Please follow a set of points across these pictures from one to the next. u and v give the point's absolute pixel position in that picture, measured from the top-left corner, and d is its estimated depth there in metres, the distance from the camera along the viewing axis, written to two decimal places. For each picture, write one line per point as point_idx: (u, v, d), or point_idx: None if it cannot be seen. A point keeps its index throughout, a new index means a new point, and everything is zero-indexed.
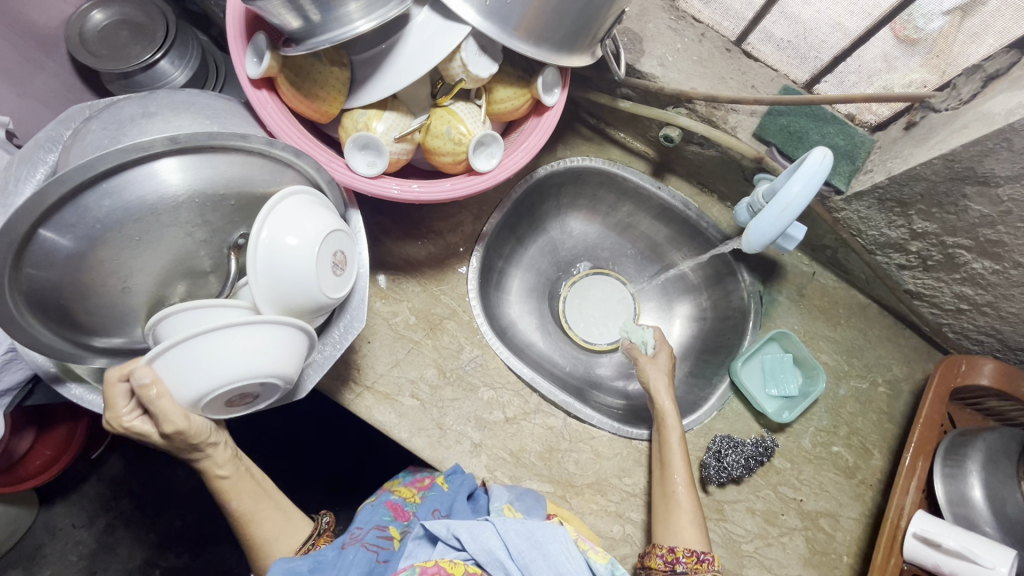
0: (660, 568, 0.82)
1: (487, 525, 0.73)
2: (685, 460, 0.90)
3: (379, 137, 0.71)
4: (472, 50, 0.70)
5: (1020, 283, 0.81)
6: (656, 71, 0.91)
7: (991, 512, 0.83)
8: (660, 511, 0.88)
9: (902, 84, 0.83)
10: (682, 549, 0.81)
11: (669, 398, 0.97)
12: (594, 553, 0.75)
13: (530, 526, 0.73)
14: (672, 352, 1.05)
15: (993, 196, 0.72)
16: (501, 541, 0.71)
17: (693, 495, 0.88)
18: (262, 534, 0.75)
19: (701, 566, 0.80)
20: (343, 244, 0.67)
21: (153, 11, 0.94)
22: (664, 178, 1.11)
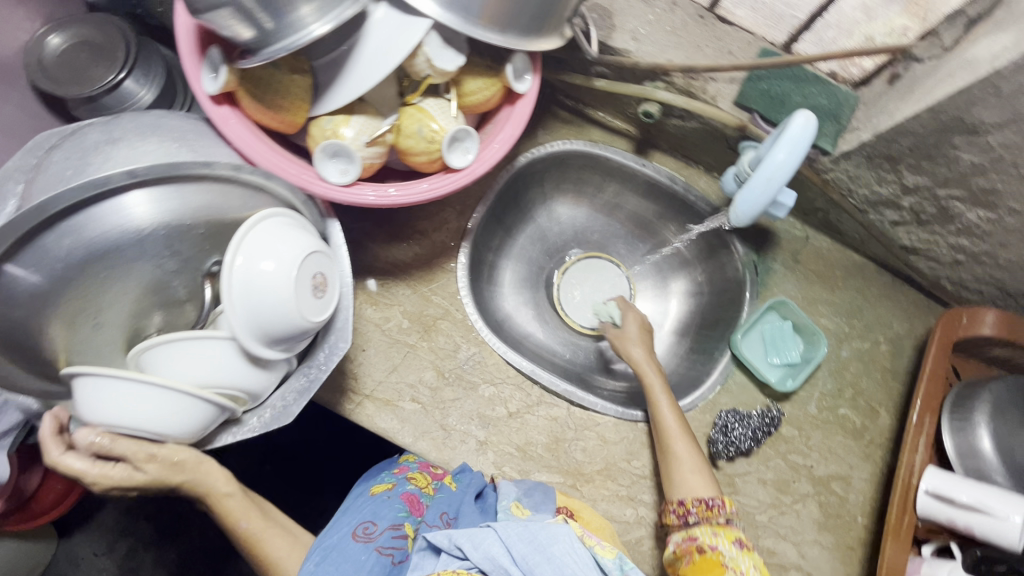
0: (675, 523, 0.82)
1: (488, 533, 0.72)
2: (674, 408, 0.91)
3: (349, 144, 0.68)
4: (435, 44, 0.67)
5: (1016, 230, 0.79)
6: (629, 45, 0.88)
7: (1002, 463, 0.83)
8: (665, 462, 0.87)
9: (883, 33, 0.78)
10: (690, 500, 0.82)
11: (653, 367, 0.97)
12: (601, 548, 0.75)
13: (532, 527, 0.73)
14: (643, 322, 1.05)
15: (983, 144, 0.70)
16: (504, 548, 0.70)
17: (692, 446, 0.87)
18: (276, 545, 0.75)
19: (713, 513, 0.80)
20: (323, 266, 0.66)
21: (114, 31, 0.90)
22: (648, 155, 1.09)
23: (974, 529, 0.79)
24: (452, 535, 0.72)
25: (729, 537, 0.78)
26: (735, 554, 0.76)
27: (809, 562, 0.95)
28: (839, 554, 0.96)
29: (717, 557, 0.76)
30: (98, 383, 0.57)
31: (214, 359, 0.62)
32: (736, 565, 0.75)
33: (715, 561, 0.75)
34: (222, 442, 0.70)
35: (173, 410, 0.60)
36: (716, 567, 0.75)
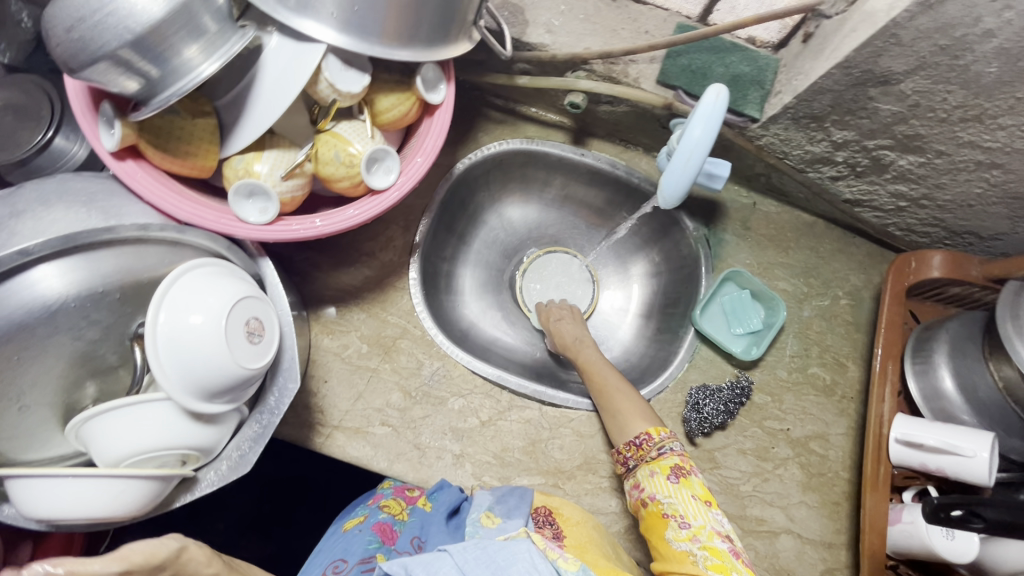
0: (623, 472, 0.86)
1: (443, 559, 0.71)
2: (611, 368, 0.96)
3: (263, 181, 0.67)
4: (336, 67, 0.66)
5: (948, 170, 0.80)
6: (544, 39, 0.88)
7: (965, 399, 0.84)
8: (604, 411, 0.91)
9: None
10: (625, 446, 0.85)
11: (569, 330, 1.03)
12: (564, 561, 0.74)
13: (489, 551, 0.72)
14: (571, 313, 1.07)
15: (898, 93, 0.70)
16: (459, 569, 0.70)
17: (627, 393, 0.91)
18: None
19: (643, 452, 0.83)
20: (258, 310, 0.64)
21: (32, 88, 0.85)
22: (586, 143, 1.08)
23: (946, 469, 0.81)
24: (407, 563, 0.70)
25: (664, 473, 0.81)
26: (671, 495, 0.79)
27: (798, 524, 0.96)
28: (826, 511, 0.97)
29: (657, 508, 0.80)
30: (32, 482, 0.57)
31: (150, 424, 0.60)
32: (676, 510, 0.78)
33: (658, 514, 0.79)
34: (181, 502, 0.67)
35: (111, 488, 0.58)
36: (660, 520, 0.79)
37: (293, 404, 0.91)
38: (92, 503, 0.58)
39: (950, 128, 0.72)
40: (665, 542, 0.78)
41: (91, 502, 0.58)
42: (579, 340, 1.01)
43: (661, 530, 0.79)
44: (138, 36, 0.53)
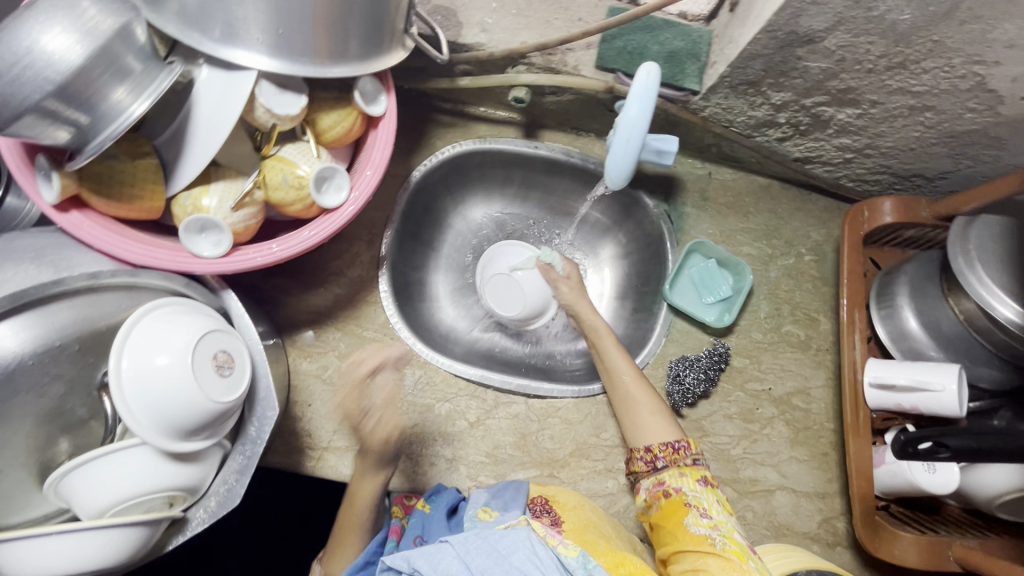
0: (644, 470, 0.85)
1: (445, 551, 0.75)
2: (626, 355, 0.94)
3: (213, 214, 0.67)
4: (270, 91, 0.67)
5: (884, 117, 0.82)
6: (480, 39, 0.88)
7: (929, 336, 0.87)
8: (624, 409, 0.90)
9: None
10: (658, 446, 0.84)
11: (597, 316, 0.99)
12: (564, 547, 0.78)
13: (490, 541, 0.76)
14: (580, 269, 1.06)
15: (824, 50, 0.71)
16: (462, 563, 0.73)
17: (647, 388, 0.90)
18: (351, 548, 0.88)
19: (679, 455, 0.83)
20: (226, 342, 0.64)
21: None
22: (538, 136, 1.08)
23: (920, 406, 0.83)
24: (410, 557, 0.75)
25: (695, 476, 0.82)
26: (699, 492, 0.81)
27: (791, 479, 0.98)
28: (816, 463, 0.99)
29: (680, 498, 0.81)
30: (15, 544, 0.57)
31: (129, 470, 0.60)
32: (699, 502, 0.80)
33: (679, 504, 0.80)
34: (174, 544, 0.67)
35: (96, 541, 0.58)
36: (680, 509, 0.80)
37: (280, 432, 0.91)
38: (78, 558, 0.57)
39: (878, 77, 0.74)
40: (681, 527, 0.79)
41: (77, 558, 0.58)
42: (591, 308, 1.00)
43: (679, 518, 0.79)
44: (61, 84, 0.53)
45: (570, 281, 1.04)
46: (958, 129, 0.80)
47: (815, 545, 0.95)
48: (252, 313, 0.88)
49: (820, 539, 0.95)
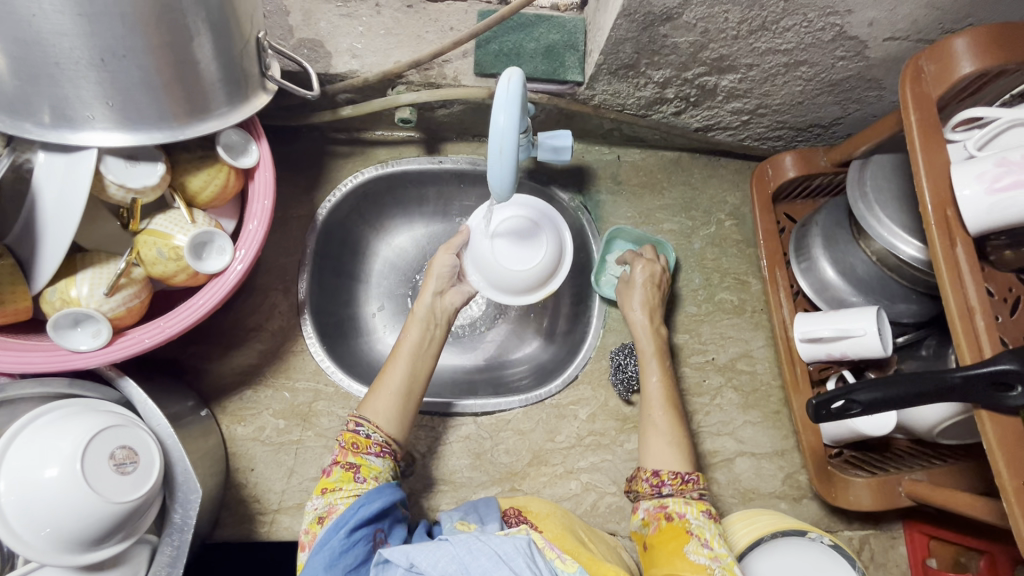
0: (647, 491, 0.79)
1: (444, 548, 0.63)
2: (665, 381, 0.87)
3: (84, 304, 0.63)
4: (120, 167, 0.64)
5: (763, 78, 0.82)
6: (352, 65, 0.85)
7: (847, 282, 0.87)
8: (643, 425, 0.85)
9: None
10: (666, 472, 0.79)
11: (650, 343, 0.91)
12: (561, 561, 0.66)
13: (492, 544, 0.63)
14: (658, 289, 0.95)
15: (686, 25, 0.71)
16: (461, 565, 0.61)
17: (676, 417, 0.85)
18: (386, 382, 0.80)
19: (687, 487, 0.78)
20: (124, 438, 0.60)
21: None
22: (441, 149, 1.06)
23: (849, 353, 0.84)
24: (410, 552, 0.63)
25: (700, 507, 0.76)
26: (701, 521, 0.74)
27: (749, 443, 0.98)
28: (771, 423, 0.99)
29: (682, 524, 0.74)
30: None
31: None
32: (701, 532, 0.73)
33: (681, 530, 0.74)
34: None
35: None
36: (680, 535, 0.73)
37: (226, 503, 0.87)
38: None
39: (745, 42, 0.74)
40: (679, 553, 0.71)
41: None
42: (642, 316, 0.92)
43: (679, 544, 0.72)
44: None
45: (628, 290, 0.94)
46: (836, 78, 0.81)
47: (782, 503, 0.96)
48: (171, 390, 0.84)
49: (787, 496, 0.96)
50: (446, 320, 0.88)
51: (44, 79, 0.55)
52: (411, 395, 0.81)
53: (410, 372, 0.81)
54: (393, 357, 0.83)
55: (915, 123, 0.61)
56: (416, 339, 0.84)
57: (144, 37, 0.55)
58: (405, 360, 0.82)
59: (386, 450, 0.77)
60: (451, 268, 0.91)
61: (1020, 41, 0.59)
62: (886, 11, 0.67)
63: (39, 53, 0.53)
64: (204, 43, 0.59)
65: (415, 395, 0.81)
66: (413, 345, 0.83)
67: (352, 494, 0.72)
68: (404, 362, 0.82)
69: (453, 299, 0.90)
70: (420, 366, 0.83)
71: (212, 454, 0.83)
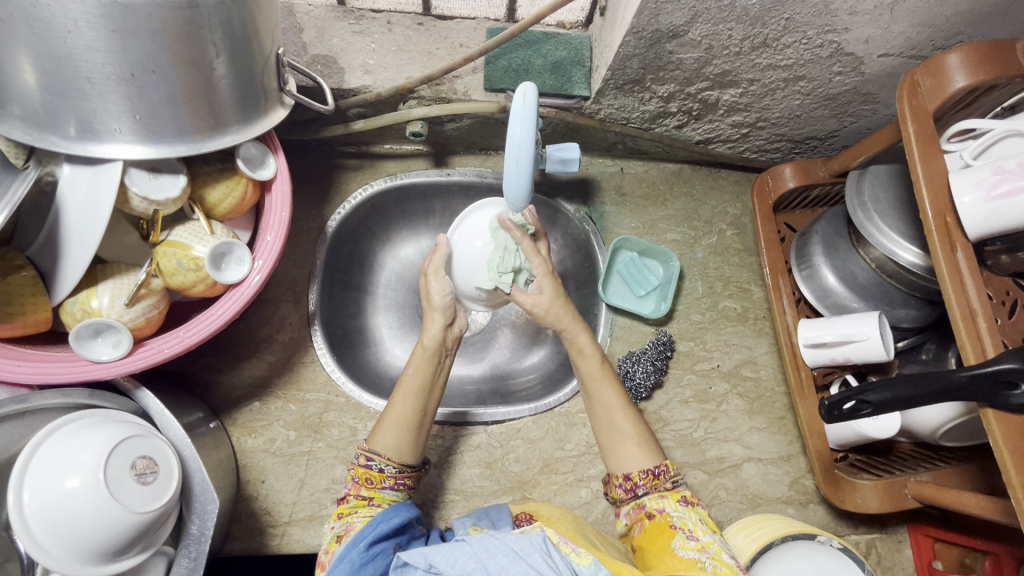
0: (623, 496, 0.78)
1: (461, 547, 0.63)
2: (612, 381, 0.83)
3: (104, 316, 0.64)
4: (142, 178, 0.65)
5: (763, 92, 0.85)
6: (365, 81, 0.87)
7: (849, 288, 0.89)
8: (606, 433, 0.81)
9: None
10: (636, 473, 0.77)
11: (594, 355, 0.83)
12: (577, 555, 0.64)
13: (509, 541, 0.63)
14: (555, 275, 0.84)
15: (691, 41, 0.74)
16: (479, 563, 0.61)
17: (635, 418, 0.81)
18: (393, 418, 0.78)
19: (660, 480, 0.76)
20: (147, 447, 0.60)
21: None
22: (448, 162, 1.07)
23: (853, 358, 0.86)
24: (428, 553, 0.63)
25: (675, 496, 0.75)
26: (682, 513, 0.74)
27: (756, 448, 0.99)
28: (776, 428, 1.01)
29: (665, 520, 0.73)
30: None
31: None
32: (684, 524, 0.72)
33: (664, 526, 0.73)
34: None
35: None
36: (665, 531, 0.72)
37: (236, 516, 0.87)
38: None
39: (747, 58, 0.77)
40: (667, 551, 0.70)
41: None
42: (571, 323, 0.83)
43: (666, 540, 0.72)
44: None
45: (540, 299, 0.83)
46: (833, 92, 0.85)
47: (789, 507, 0.97)
48: (182, 401, 0.84)
49: (794, 501, 0.97)
50: (452, 348, 0.85)
51: (73, 93, 0.56)
52: (422, 427, 0.80)
53: (418, 408, 0.79)
54: (396, 392, 0.80)
55: (912, 134, 0.64)
56: (424, 374, 0.81)
57: (172, 52, 0.56)
58: (408, 397, 0.79)
59: (400, 482, 0.78)
60: (448, 294, 0.83)
61: (1008, 57, 0.63)
62: (882, 28, 0.71)
63: (71, 69, 0.55)
64: (228, 59, 0.61)
65: (426, 425, 0.80)
66: (417, 382, 0.80)
67: (368, 515, 0.74)
68: (409, 399, 0.79)
69: (456, 325, 0.85)
70: (429, 401, 0.81)
71: (223, 466, 0.83)
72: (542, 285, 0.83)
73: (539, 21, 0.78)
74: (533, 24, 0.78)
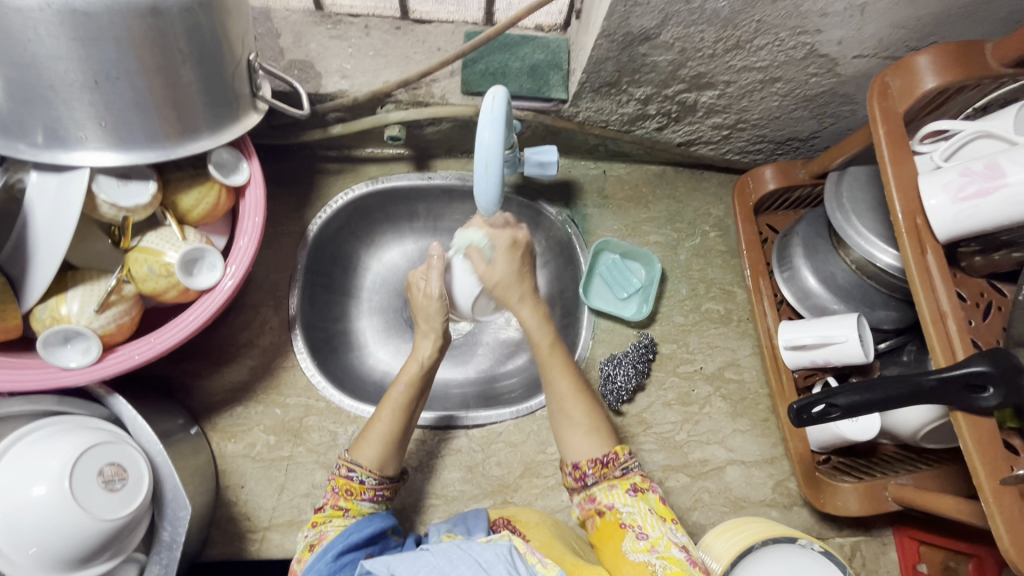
0: (574, 486, 0.78)
1: (425, 558, 0.62)
2: (565, 367, 0.82)
3: (74, 322, 0.64)
4: (111, 185, 0.65)
5: (740, 94, 0.85)
6: (342, 85, 0.87)
7: (829, 290, 0.89)
8: (557, 417, 0.81)
9: None
10: (585, 463, 0.77)
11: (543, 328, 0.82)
12: (543, 565, 0.64)
13: (473, 553, 0.62)
14: (512, 247, 0.82)
15: (663, 44, 0.74)
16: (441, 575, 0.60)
17: (592, 404, 0.81)
18: (378, 430, 0.78)
19: (609, 470, 0.76)
20: (115, 454, 0.60)
21: None
22: (430, 165, 1.07)
23: (832, 360, 0.86)
24: (390, 561, 0.62)
25: (624, 487, 0.75)
26: (631, 505, 0.73)
27: (739, 451, 0.99)
28: (760, 431, 1.00)
29: (615, 517, 0.72)
30: None
31: None
32: (634, 521, 0.71)
33: (614, 524, 0.72)
34: None
35: None
36: (616, 531, 0.71)
37: (215, 521, 0.87)
38: None
39: (721, 59, 0.77)
40: (621, 555, 0.69)
41: None
42: (521, 305, 0.82)
43: (617, 542, 0.71)
44: None
45: (490, 272, 0.81)
46: (810, 93, 0.84)
47: (773, 510, 0.96)
48: (160, 407, 0.84)
49: (777, 504, 0.96)
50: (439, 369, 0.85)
51: (38, 101, 0.56)
52: (402, 442, 0.80)
53: (403, 426, 0.80)
54: (382, 406, 0.80)
55: (883, 136, 0.64)
56: (413, 391, 0.81)
57: (137, 59, 0.56)
58: (396, 412, 0.79)
59: (379, 494, 0.78)
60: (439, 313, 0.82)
61: (979, 58, 0.62)
62: (854, 30, 0.70)
63: (34, 76, 0.55)
64: (196, 66, 0.61)
65: (406, 441, 0.81)
66: (404, 399, 0.80)
67: (343, 525, 0.73)
68: (397, 415, 0.79)
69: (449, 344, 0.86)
70: (412, 419, 0.81)
71: (201, 472, 0.83)
72: (497, 259, 0.81)
73: (514, 24, 0.78)
74: (508, 27, 0.78)
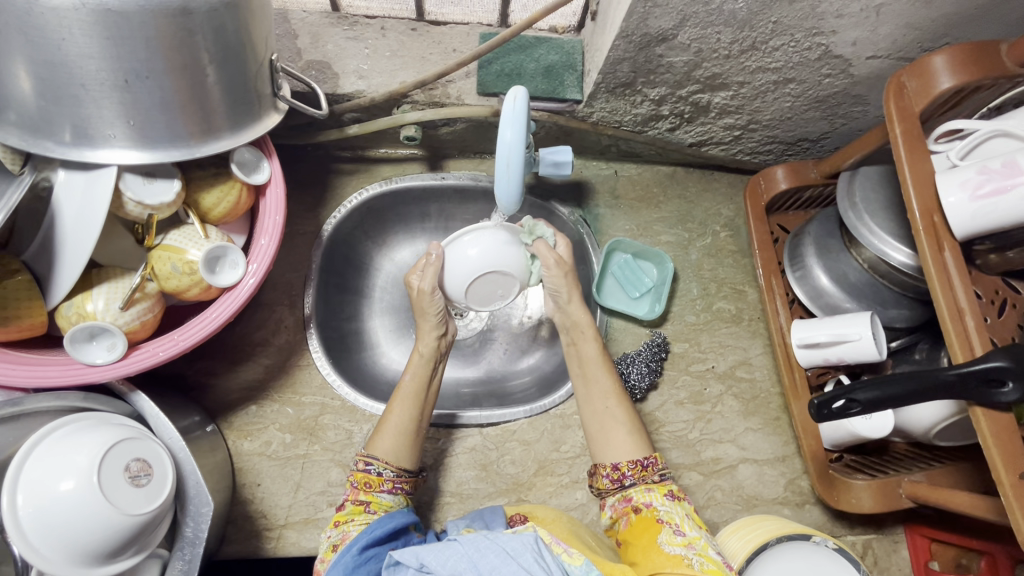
0: (608, 487, 0.78)
1: (453, 548, 0.63)
2: (607, 366, 0.86)
3: (99, 319, 0.65)
4: (137, 184, 0.65)
5: (754, 94, 0.86)
6: (359, 86, 0.88)
7: (841, 289, 0.89)
8: (595, 419, 0.83)
9: None
10: (625, 464, 0.78)
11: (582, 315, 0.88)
12: (569, 555, 0.65)
13: (499, 542, 0.63)
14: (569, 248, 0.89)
15: (680, 45, 0.75)
16: (470, 564, 0.61)
17: (629, 407, 0.83)
18: (393, 422, 0.80)
19: (648, 472, 0.77)
20: (142, 449, 0.60)
21: None
22: (443, 166, 1.08)
23: (846, 358, 0.86)
24: (419, 552, 0.63)
25: (661, 490, 0.76)
26: (668, 506, 0.74)
27: (751, 449, 1.00)
28: (771, 429, 1.01)
29: (652, 514, 0.74)
30: None
31: None
32: (671, 518, 0.73)
33: (651, 520, 0.73)
34: None
35: None
36: (652, 526, 0.73)
37: (232, 519, 0.87)
38: None
39: (736, 60, 0.78)
40: (655, 547, 0.70)
41: None
42: (574, 300, 0.88)
43: (652, 536, 0.72)
44: None
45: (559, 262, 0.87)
46: (822, 94, 0.85)
47: (785, 508, 0.97)
48: (178, 405, 0.84)
49: (790, 502, 0.97)
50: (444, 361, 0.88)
51: (68, 99, 0.57)
52: (418, 433, 0.81)
53: (415, 416, 0.81)
54: (394, 399, 0.82)
55: (899, 135, 0.65)
56: (421, 382, 0.83)
57: (166, 59, 0.57)
58: (408, 403, 0.82)
59: (399, 485, 0.78)
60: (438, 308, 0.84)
61: (992, 58, 0.63)
62: (868, 31, 0.71)
63: (65, 75, 0.55)
64: (221, 66, 0.61)
65: (422, 433, 0.82)
66: (414, 388, 0.83)
67: (364, 523, 0.73)
68: (408, 405, 0.81)
69: (449, 334, 0.89)
70: (424, 409, 0.83)
71: (219, 470, 0.83)
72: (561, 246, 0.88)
73: (531, 25, 0.78)
74: (525, 29, 0.78)
